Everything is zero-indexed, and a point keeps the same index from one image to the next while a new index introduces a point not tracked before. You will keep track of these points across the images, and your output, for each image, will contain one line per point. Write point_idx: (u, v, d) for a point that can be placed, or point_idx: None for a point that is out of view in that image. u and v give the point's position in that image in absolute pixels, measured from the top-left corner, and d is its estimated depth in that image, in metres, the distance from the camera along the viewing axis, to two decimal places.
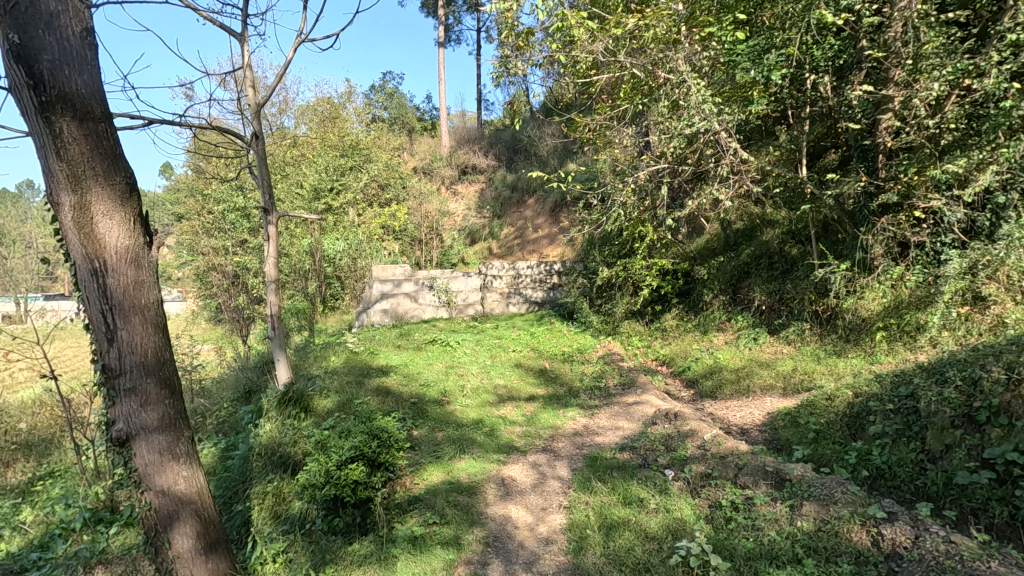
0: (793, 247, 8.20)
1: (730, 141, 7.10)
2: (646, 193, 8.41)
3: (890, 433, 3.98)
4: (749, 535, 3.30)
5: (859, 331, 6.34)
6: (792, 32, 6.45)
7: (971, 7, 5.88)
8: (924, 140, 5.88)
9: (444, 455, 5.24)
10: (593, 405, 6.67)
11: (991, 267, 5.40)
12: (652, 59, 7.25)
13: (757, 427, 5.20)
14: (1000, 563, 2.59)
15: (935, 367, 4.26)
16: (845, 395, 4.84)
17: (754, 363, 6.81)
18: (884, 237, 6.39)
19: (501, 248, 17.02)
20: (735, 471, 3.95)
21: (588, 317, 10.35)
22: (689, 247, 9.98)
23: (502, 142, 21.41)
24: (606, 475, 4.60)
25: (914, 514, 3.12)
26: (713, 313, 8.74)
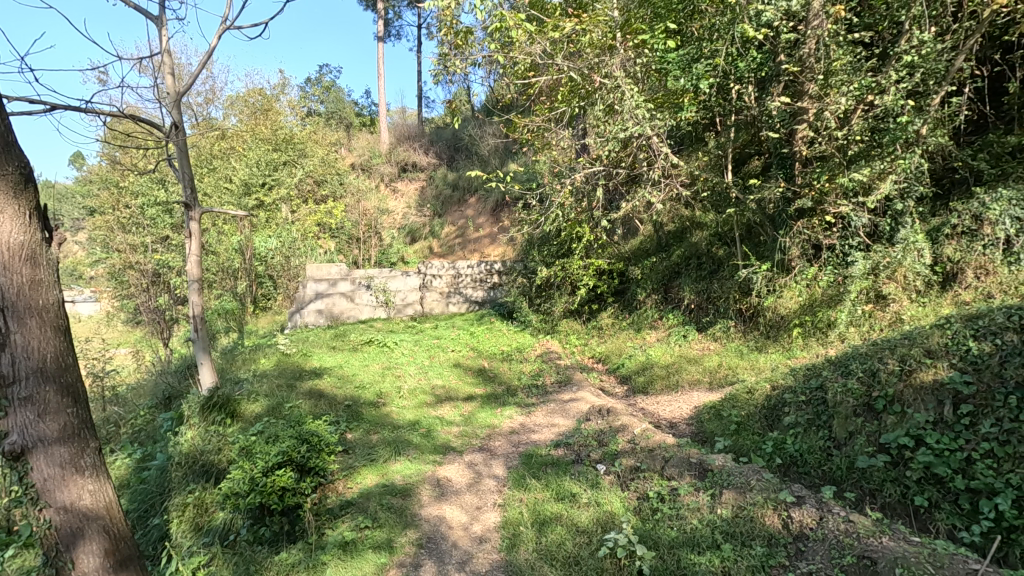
0: (720, 248, 8.64)
1: (662, 146, 7.37)
2: (583, 194, 8.59)
3: (803, 423, 4.25)
4: (673, 525, 3.45)
5: (778, 328, 6.73)
6: (719, 43, 6.78)
7: (875, 28, 6.38)
8: (834, 150, 6.29)
9: (379, 458, 5.15)
10: (531, 403, 6.75)
11: (890, 268, 5.91)
12: (588, 63, 7.41)
13: (685, 421, 5.43)
14: (891, 538, 2.85)
15: (841, 360, 4.62)
16: (763, 388, 5.13)
17: (683, 359, 7.12)
18: (800, 240, 6.85)
19: (441, 247, 16.91)
20: (663, 463, 4.10)
21: (528, 317, 10.46)
22: (624, 247, 10.29)
23: (443, 140, 21.27)
24: (541, 472, 4.67)
25: (819, 497, 3.35)
26: (646, 311, 9.05)
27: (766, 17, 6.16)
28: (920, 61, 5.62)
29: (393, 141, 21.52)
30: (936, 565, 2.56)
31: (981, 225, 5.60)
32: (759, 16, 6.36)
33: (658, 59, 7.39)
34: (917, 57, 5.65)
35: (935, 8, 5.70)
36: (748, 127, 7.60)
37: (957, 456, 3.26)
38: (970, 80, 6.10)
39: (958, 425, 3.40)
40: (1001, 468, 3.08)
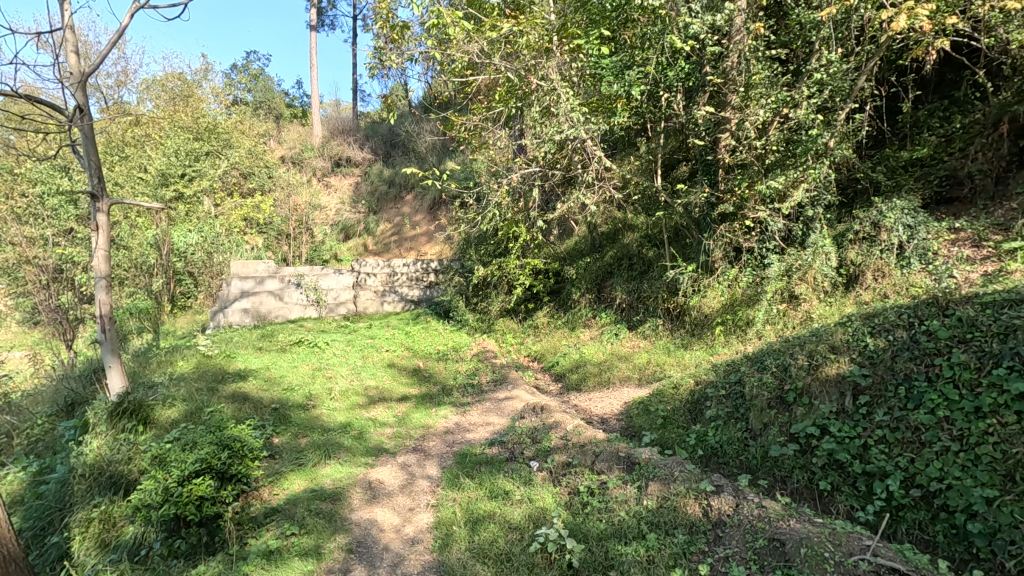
0: (650, 250, 8.98)
1: (595, 149, 7.56)
2: (520, 194, 8.66)
3: (723, 415, 4.50)
4: (602, 517, 3.56)
5: (702, 326, 7.07)
6: (650, 52, 7.06)
7: (790, 46, 6.85)
8: (753, 159, 6.69)
9: (308, 462, 4.97)
10: (467, 402, 6.74)
11: (802, 270, 6.36)
12: (525, 64, 7.46)
13: (616, 416, 5.60)
14: (798, 520, 3.07)
15: (757, 356, 4.93)
16: (688, 383, 5.38)
17: (614, 356, 7.34)
18: (723, 242, 7.24)
19: (376, 244, 16.55)
20: (593, 457, 4.20)
21: (464, 316, 10.42)
22: (559, 247, 10.47)
23: (379, 135, 20.82)
24: (474, 470, 4.67)
25: (736, 485, 3.56)
26: (580, 310, 9.26)
27: (693, 30, 6.45)
28: (828, 79, 6.08)
29: (325, 134, 20.82)
30: (835, 543, 2.80)
31: (879, 232, 6.13)
32: (687, 28, 6.65)
33: (592, 64, 7.56)
34: (827, 75, 6.10)
35: (842, 30, 6.16)
36: (677, 134, 7.93)
37: (855, 443, 3.56)
38: (870, 99, 6.67)
39: (857, 414, 3.72)
40: (892, 452, 3.40)
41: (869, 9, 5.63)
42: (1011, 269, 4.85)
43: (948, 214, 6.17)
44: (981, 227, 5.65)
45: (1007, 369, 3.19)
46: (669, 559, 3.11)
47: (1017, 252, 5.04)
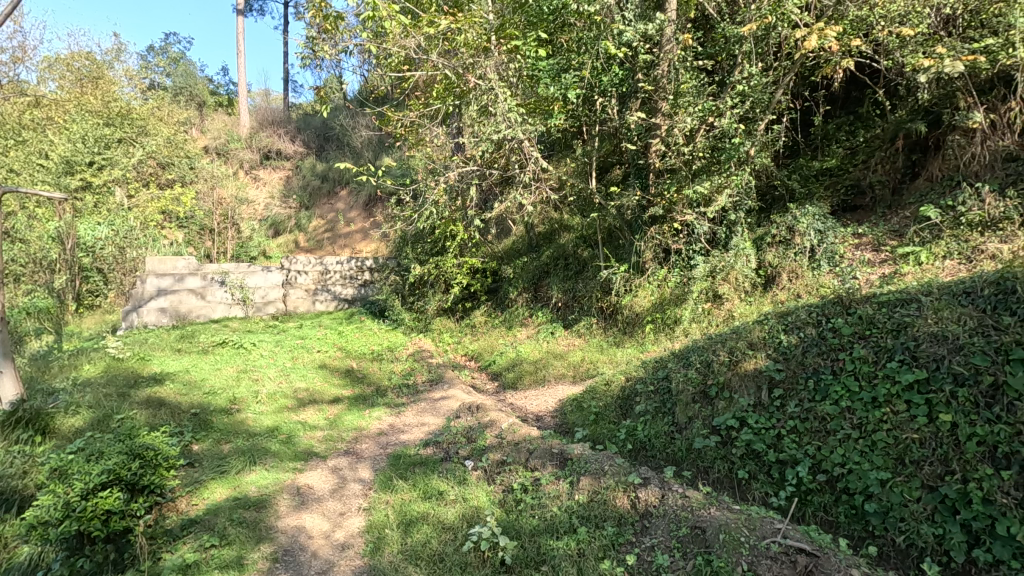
0: (585, 250, 9.19)
1: (532, 151, 7.64)
2: (457, 193, 8.60)
3: (651, 410, 4.67)
4: (535, 513, 3.61)
5: (633, 324, 7.30)
6: (585, 57, 7.21)
7: (717, 58, 7.18)
8: (681, 164, 6.99)
9: (230, 469, 4.72)
10: (401, 403, 6.63)
11: (725, 271, 6.71)
12: (463, 62, 7.41)
13: (550, 414, 5.69)
14: (717, 508, 3.24)
15: (683, 353, 5.16)
16: (619, 380, 5.56)
17: (550, 354, 7.45)
18: (653, 243, 7.52)
19: (308, 241, 15.96)
20: (527, 454, 4.25)
21: (400, 315, 10.25)
22: (496, 247, 10.52)
23: (312, 128, 20.10)
24: (408, 472, 4.61)
25: (661, 477, 3.71)
26: (517, 310, 9.33)
27: (626, 37, 6.65)
28: (750, 91, 6.45)
29: (254, 125, 19.86)
30: (750, 528, 2.98)
31: (793, 236, 6.57)
32: (620, 36, 6.85)
33: (530, 66, 7.62)
34: (748, 87, 6.46)
35: (762, 46, 6.53)
36: (611, 138, 8.15)
37: (770, 434, 3.81)
38: (786, 111, 7.13)
39: (772, 406, 3.97)
40: (802, 440, 3.66)
41: (786, 28, 6.01)
42: (905, 271, 5.34)
43: (852, 221, 6.68)
44: (880, 233, 6.18)
45: (899, 362, 3.51)
46: (598, 551, 3.20)
47: (910, 256, 5.56)
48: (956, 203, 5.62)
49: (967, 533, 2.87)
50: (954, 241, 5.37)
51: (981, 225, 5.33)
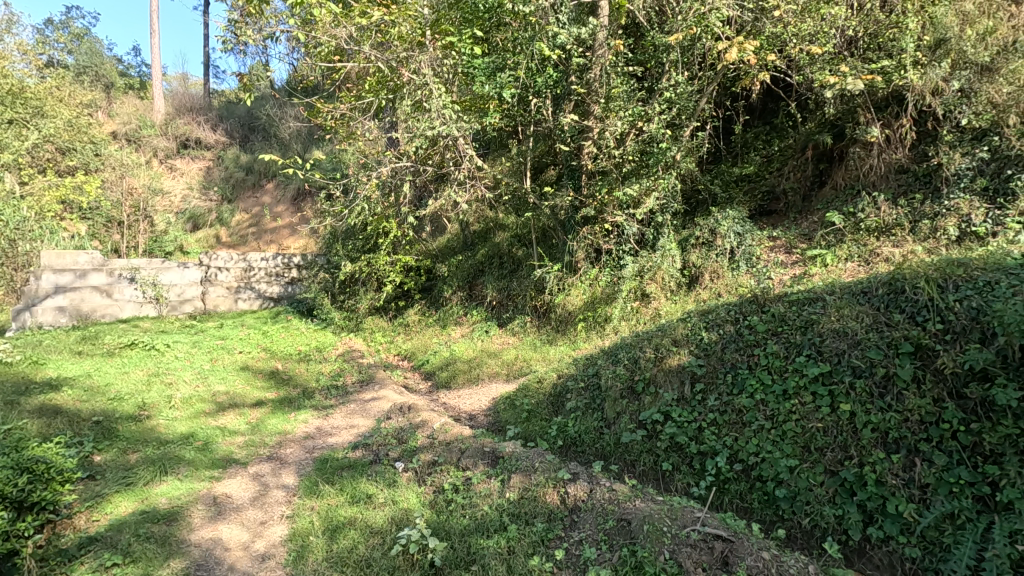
0: (519, 249, 9.26)
1: (467, 148, 7.59)
2: (390, 189, 8.41)
3: (582, 406, 4.77)
4: (465, 513, 3.59)
5: (566, 322, 7.42)
6: (520, 57, 7.23)
7: (646, 65, 7.41)
8: (612, 167, 7.22)
9: (138, 480, 4.38)
10: (330, 405, 6.40)
11: (652, 270, 6.96)
12: (396, 56, 7.25)
13: (483, 413, 5.68)
14: (642, 499, 3.36)
15: (612, 350, 5.31)
16: (551, 377, 5.64)
17: (483, 353, 7.44)
18: (584, 243, 7.69)
19: (231, 236, 15.11)
20: (458, 454, 4.22)
21: (330, 314, 9.88)
22: (431, 245, 10.39)
23: (236, 117, 19.04)
24: (335, 476, 4.45)
25: (590, 472, 3.79)
26: (451, 309, 9.26)
27: (560, 40, 6.74)
28: (676, 98, 6.74)
29: (170, 111, 18.54)
30: (672, 518, 3.11)
31: (715, 238, 6.91)
32: (555, 38, 6.93)
33: (464, 63, 7.56)
34: (675, 94, 6.77)
35: (688, 56, 6.81)
36: (545, 138, 8.23)
37: (692, 426, 3.99)
38: (709, 119, 7.49)
39: (694, 400, 4.16)
40: (720, 432, 3.85)
41: (710, 40, 6.32)
42: (813, 272, 5.75)
43: (767, 224, 7.11)
44: (792, 237, 6.62)
45: (806, 356, 3.77)
46: (528, 548, 3.23)
47: (817, 258, 5.99)
48: (856, 210, 6.12)
49: (863, 512, 3.13)
50: (855, 244, 5.84)
51: (877, 230, 5.83)
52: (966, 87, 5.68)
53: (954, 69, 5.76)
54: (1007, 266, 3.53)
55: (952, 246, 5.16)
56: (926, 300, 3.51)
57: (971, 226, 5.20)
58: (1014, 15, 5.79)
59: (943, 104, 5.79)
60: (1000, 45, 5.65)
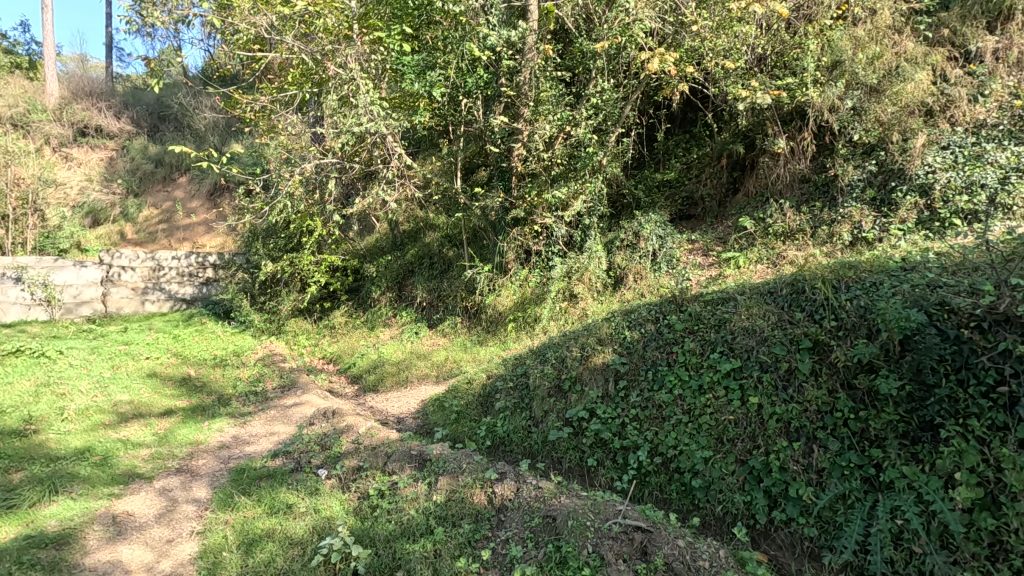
0: (450, 250, 9.20)
1: (396, 146, 7.44)
2: (315, 186, 8.10)
3: (511, 406, 4.81)
4: (391, 519, 3.52)
5: (497, 323, 7.44)
6: (450, 56, 7.16)
7: (574, 70, 7.56)
8: (541, 169, 7.34)
9: (22, 502, 3.95)
10: (248, 413, 6.06)
11: (580, 271, 7.13)
12: (321, 48, 6.99)
13: (412, 415, 5.60)
14: (567, 496, 3.43)
15: (540, 350, 5.38)
16: (480, 378, 5.64)
17: (413, 354, 7.34)
18: (514, 245, 7.75)
19: (137, 233, 14.01)
20: (385, 459, 4.13)
21: (249, 316, 9.43)
22: (359, 244, 10.11)
23: (143, 104, 17.65)
24: (252, 486, 4.23)
25: (517, 471, 3.82)
26: (380, 310, 9.06)
27: (490, 41, 6.74)
28: (602, 104, 6.96)
29: (65, 94, 16.71)
30: (595, 512, 3.20)
31: (638, 240, 7.19)
32: (484, 39, 6.92)
33: (393, 60, 7.37)
34: (601, 100, 6.98)
35: (613, 64, 7.00)
36: (476, 139, 8.21)
37: (616, 422, 4.12)
38: (633, 126, 7.77)
39: (617, 396, 4.30)
40: (642, 427, 4.01)
41: (633, 49, 6.58)
42: (728, 274, 6.12)
43: (687, 228, 7.49)
44: (708, 240, 7.01)
45: (719, 353, 4.01)
46: (454, 550, 3.21)
47: (731, 261, 6.38)
48: (766, 216, 6.57)
49: (768, 497, 3.37)
50: (764, 248, 6.29)
51: (784, 235, 6.29)
52: (858, 105, 6.16)
53: (848, 89, 6.25)
54: (889, 269, 3.88)
55: (846, 249, 5.66)
56: (823, 299, 3.80)
57: (862, 232, 5.72)
58: (898, 42, 6.38)
59: (839, 120, 6.27)
60: (886, 69, 6.19)
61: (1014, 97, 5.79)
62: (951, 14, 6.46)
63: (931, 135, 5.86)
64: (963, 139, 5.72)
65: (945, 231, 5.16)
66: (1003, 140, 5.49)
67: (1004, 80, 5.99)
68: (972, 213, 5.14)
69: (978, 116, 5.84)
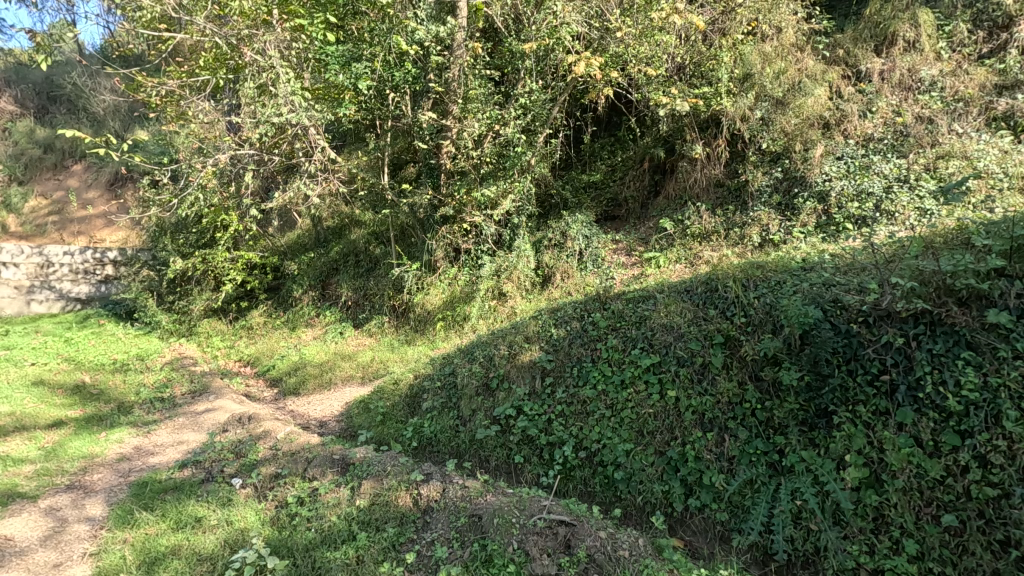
0: (377, 247, 8.95)
1: (319, 139, 7.14)
2: (230, 178, 7.63)
3: (437, 406, 4.76)
4: (311, 526, 3.38)
5: (425, 321, 7.34)
6: (377, 49, 6.95)
7: (503, 69, 7.57)
8: (470, 167, 7.30)
9: None
10: (152, 421, 5.61)
11: (509, 270, 7.16)
12: (237, 33, 6.57)
13: (335, 418, 5.42)
14: (494, 494, 3.44)
15: (468, 349, 5.35)
16: (407, 378, 5.54)
17: (337, 355, 7.08)
18: (443, 243, 7.66)
19: (22, 225, 12.64)
20: (305, 464, 3.96)
21: (155, 317, 8.76)
22: (279, 241, 9.65)
23: (29, 81, 15.92)
24: (156, 501, 3.91)
25: (443, 471, 3.79)
26: (302, 309, 8.68)
27: (418, 36, 6.60)
28: (530, 104, 7.04)
29: None
30: (520, 508, 3.24)
31: (566, 239, 7.32)
32: (412, 33, 6.77)
33: (316, 49, 7.09)
34: (529, 101, 7.05)
35: (542, 65, 7.08)
36: (403, 135, 8.04)
37: (542, 419, 4.18)
38: (561, 128, 7.91)
39: (544, 393, 4.37)
40: (567, 423, 4.09)
41: (561, 52, 6.68)
42: (649, 274, 6.36)
43: (612, 228, 7.72)
44: (632, 241, 7.27)
45: (640, 349, 4.16)
46: (377, 555, 3.13)
47: (652, 261, 6.66)
48: (684, 218, 6.90)
49: (684, 486, 3.54)
50: (682, 248, 6.62)
51: (700, 236, 6.64)
52: (766, 116, 6.59)
53: (758, 100, 6.68)
54: (792, 269, 4.18)
55: (755, 251, 6.06)
56: (734, 297, 4.04)
57: (769, 235, 6.14)
58: (800, 59, 6.88)
59: (749, 130, 6.67)
60: (790, 83, 6.66)
61: (896, 114, 6.34)
62: (846, 37, 7.08)
63: (828, 146, 6.35)
64: (854, 151, 6.23)
65: (839, 234, 5.63)
66: (888, 153, 6.04)
67: (888, 98, 6.54)
68: (862, 219, 5.63)
69: (867, 131, 6.36)
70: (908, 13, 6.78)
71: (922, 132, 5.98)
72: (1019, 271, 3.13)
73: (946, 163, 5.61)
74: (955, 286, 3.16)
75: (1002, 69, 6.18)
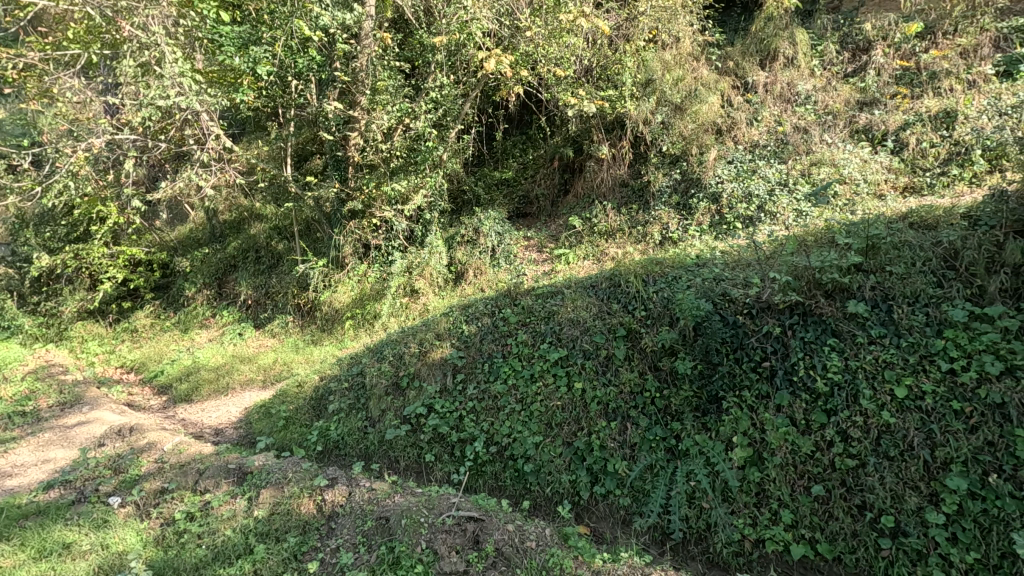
0: (279, 243, 8.44)
1: (213, 126, 6.47)
2: (108, 165, 6.87)
3: (345, 408, 4.59)
4: (201, 543, 3.14)
5: (333, 321, 7.06)
6: (277, 32, 6.45)
7: (414, 62, 7.39)
8: (380, 161, 7.07)
9: None
10: (11, 439, 4.95)
11: (420, 267, 7.04)
12: (113, 4, 5.76)
13: (233, 425, 5.08)
14: (401, 495, 3.38)
15: (377, 348, 5.21)
16: (312, 380, 5.29)
17: (235, 358, 6.62)
18: (352, 239, 7.38)
19: None
20: (196, 477, 3.68)
21: (15, 320, 7.73)
22: (167, 235, 8.87)
23: None
24: (13, 528, 3.44)
25: (349, 475, 3.67)
26: (195, 309, 8.04)
27: (323, 22, 6.15)
28: (441, 99, 6.96)
29: None
30: (429, 507, 3.21)
31: (478, 236, 7.33)
32: (316, 19, 6.30)
33: (208, 29, 6.48)
34: (440, 95, 6.97)
35: (453, 59, 6.98)
36: (308, 125, 7.65)
37: (453, 416, 4.16)
38: (473, 124, 7.89)
39: (455, 390, 4.34)
40: (479, 419, 4.10)
41: (472, 48, 6.63)
42: (559, 270, 6.53)
43: (523, 225, 7.83)
44: (542, 238, 7.41)
45: (548, 344, 4.26)
46: (277, 567, 2.96)
47: (562, 257, 6.85)
48: (592, 216, 7.18)
49: (590, 474, 3.68)
50: (590, 246, 6.87)
51: (606, 234, 6.91)
52: (665, 120, 6.98)
53: (659, 105, 7.06)
54: (687, 265, 4.45)
55: (656, 248, 6.42)
56: (635, 292, 4.24)
57: (669, 233, 6.51)
58: (696, 68, 7.31)
59: (651, 133, 7.03)
60: (687, 90, 7.07)
61: (778, 124, 6.91)
62: (735, 50, 7.65)
63: (720, 150, 6.82)
64: (743, 156, 6.74)
65: (729, 233, 6.08)
66: (771, 159, 6.59)
67: (771, 109, 7.11)
68: (748, 219, 6.12)
69: (753, 138, 6.89)
70: (788, 32, 7.44)
71: (799, 141, 6.57)
72: (873, 267, 3.55)
73: (818, 170, 6.17)
74: (823, 280, 3.54)
75: (863, 88, 6.88)
